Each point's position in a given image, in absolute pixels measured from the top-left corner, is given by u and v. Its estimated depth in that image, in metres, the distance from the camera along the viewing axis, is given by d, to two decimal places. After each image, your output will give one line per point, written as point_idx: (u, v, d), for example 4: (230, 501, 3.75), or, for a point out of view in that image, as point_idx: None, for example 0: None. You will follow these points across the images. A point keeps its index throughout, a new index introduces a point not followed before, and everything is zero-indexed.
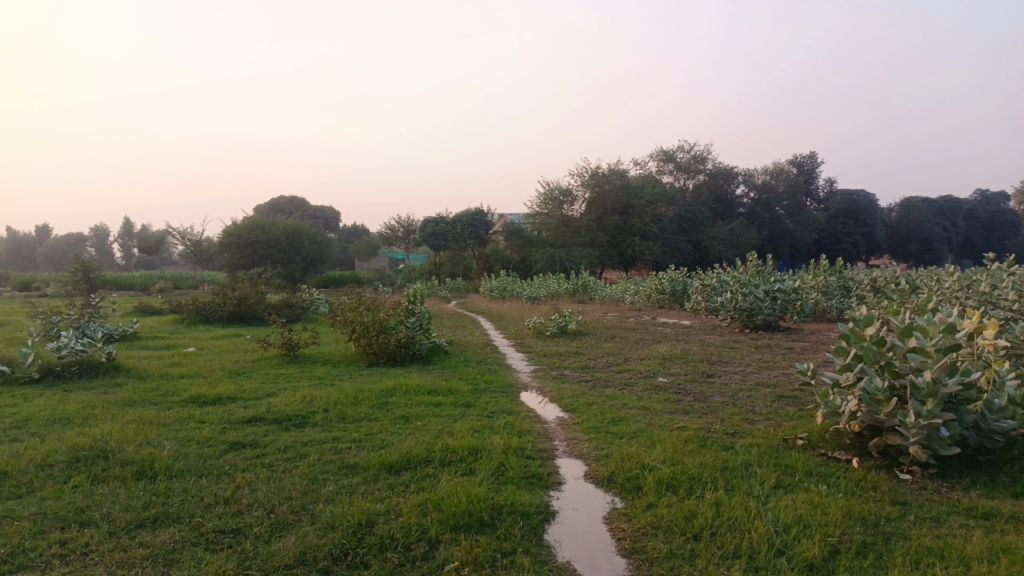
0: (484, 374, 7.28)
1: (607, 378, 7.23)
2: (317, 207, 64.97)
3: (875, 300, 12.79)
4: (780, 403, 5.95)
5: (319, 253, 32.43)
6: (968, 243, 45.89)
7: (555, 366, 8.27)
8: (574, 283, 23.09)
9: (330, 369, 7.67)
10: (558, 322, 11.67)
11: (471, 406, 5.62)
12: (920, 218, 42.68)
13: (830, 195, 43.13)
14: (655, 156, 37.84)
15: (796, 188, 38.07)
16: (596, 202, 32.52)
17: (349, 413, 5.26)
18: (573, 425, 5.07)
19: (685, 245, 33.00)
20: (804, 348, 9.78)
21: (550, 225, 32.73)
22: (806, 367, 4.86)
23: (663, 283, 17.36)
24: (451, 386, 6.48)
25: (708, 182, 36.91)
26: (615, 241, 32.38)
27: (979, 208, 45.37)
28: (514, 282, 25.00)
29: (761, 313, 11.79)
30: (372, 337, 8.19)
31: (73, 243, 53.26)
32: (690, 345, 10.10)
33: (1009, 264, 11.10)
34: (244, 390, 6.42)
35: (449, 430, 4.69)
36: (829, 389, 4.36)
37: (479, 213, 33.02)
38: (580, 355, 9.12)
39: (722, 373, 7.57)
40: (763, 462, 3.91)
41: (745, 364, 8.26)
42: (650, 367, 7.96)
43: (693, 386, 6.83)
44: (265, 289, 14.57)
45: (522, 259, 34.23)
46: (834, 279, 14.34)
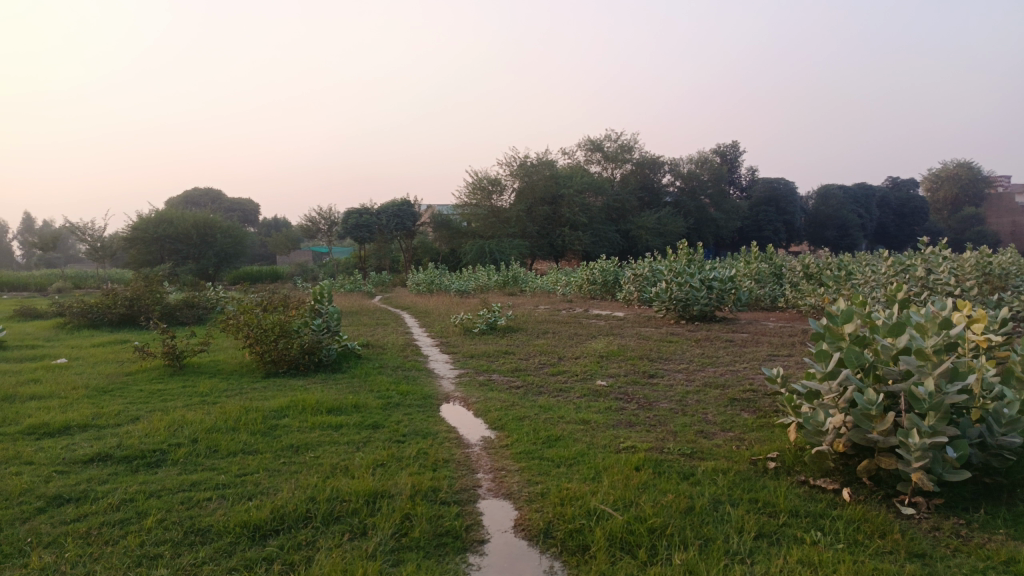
0: (399, 383, 6.33)
1: (539, 383, 6.41)
2: (234, 199, 62.09)
3: (810, 287, 12.48)
4: (733, 409, 5.26)
5: (234, 249, 30.46)
6: (881, 229, 47.44)
7: (481, 369, 7.40)
8: (504, 275, 22.29)
9: (218, 383, 6.58)
10: (486, 318, 10.84)
11: (378, 428, 4.69)
12: (837, 206, 43.88)
13: (752, 183, 43.85)
14: (583, 145, 37.47)
15: (720, 177, 38.38)
16: (525, 192, 31.80)
17: (225, 445, 4.25)
18: (499, 448, 4.22)
19: (614, 235, 32.72)
20: (746, 340, 9.23)
21: (478, 216, 31.85)
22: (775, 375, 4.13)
23: (595, 273, 16.77)
24: (362, 401, 5.51)
25: (635, 171, 36.73)
26: (545, 232, 31.74)
27: (890, 195, 46.96)
28: (441, 275, 24.02)
29: (697, 304, 11.23)
30: (270, 345, 7.12)
31: None
32: (627, 340, 9.42)
33: (944, 248, 10.85)
34: (102, 415, 5.26)
35: (346, 465, 3.76)
36: (806, 403, 3.63)
37: (405, 203, 31.80)
38: (509, 355, 8.28)
39: (664, 372, 6.88)
40: (734, 497, 3.13)
41: (688, 361, 7.59)
42: (587, 367, 7.18)
43: (635, 390, 6.06)
44: (162, 288, 13.17)
45: (451, 251, 33.23)
46: (767, 266, 13.99)
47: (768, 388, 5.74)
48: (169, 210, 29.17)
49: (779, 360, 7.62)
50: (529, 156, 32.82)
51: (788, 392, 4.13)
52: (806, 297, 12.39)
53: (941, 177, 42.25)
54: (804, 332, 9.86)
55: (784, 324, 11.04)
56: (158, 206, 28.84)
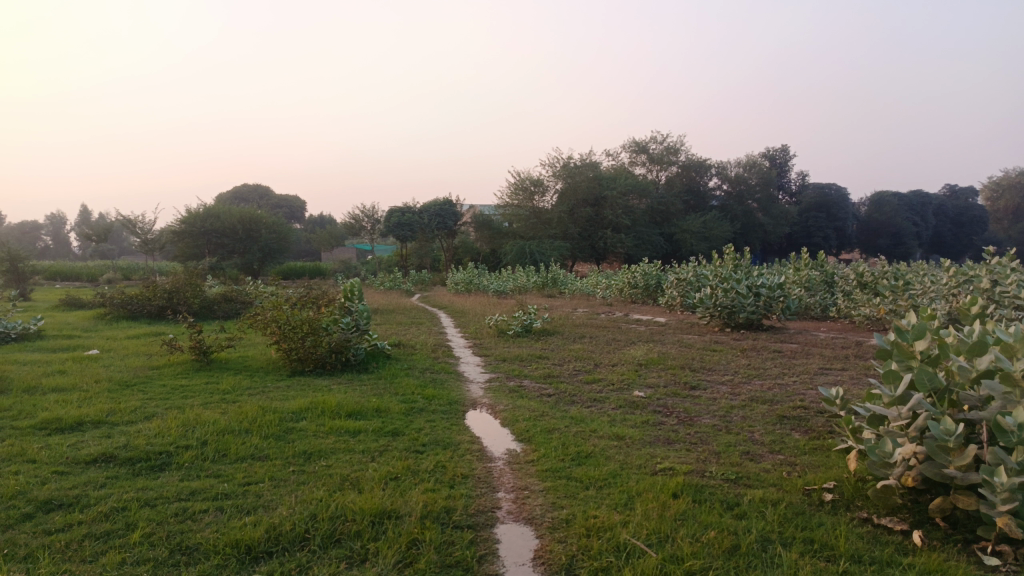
0: (425, 387, 6.05)
1: (573, 391, 6.06)
2: (281, 196, 63.05)
3: (864, 296, 11.83)
4: (782, 428, 4.84)
5: (278, 244, 30.72)
6: (938, 238, 45.66)
7: (513, 375, 7.06)
8: (544, 276, 21.97)
9: (241, 381, 6.40)
10: (523, 321, 10.53)
11: (398, 436, 4.42)
12: (891, 213, 42.35)
13: (802, 188, 42.64)
14: (627, 147, 36.90)
15: (768, 181, 37.37)
16: (568, 193, 31.43)
17: (234, 450, 4.03)
18: (524, 463, 3.90)
19: (657, 238, 32.08)
20: (796, 352, 8.71)
21: (520, 216, 31.52)
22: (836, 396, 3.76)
23: (637, 277, 16.31)
24: (386, 405, 5.25)
25: (681, 174, 36.02)
26: (587, 234, 31.29)
27: (948, 203, 45.17)
28: (480, 275, 23.77)
29: (743, 311, 10.72)
30: (296, 342, 6.91)
31: (22, 236, 50.72)
32: (668, 347, 8.99)
33: (1013, 259, 10.13)
34: (118, 411, 5.10)
35: (358, 478, 3.49)
36: (872, 430, 3.21)
37: (447, 203, 31.69)
38: (543, 360, 7.94)
39: (707, 384, 6.46)
40: (785, 536, 2.75)
41: (733, 372, 7.13)
42: (624, 375, 6.79)
43: (675, 402, 5.67)
44: (201, 282, 13.18)
45: (492, 251, 32.97)
46: (818, 273, 13.36)
47: (821, 407, 5.29)
48: (215, 205, 29.59)
49: (832, 375, 7.11)
50: (572, 157, 32.42)
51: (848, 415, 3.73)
52: (860, 307, 11.74)
53: (1002, 185, 40.38)
54: (858, 344, 9.30)
55: (835, 335, 10.45)
56: (206, 201, 29.27)
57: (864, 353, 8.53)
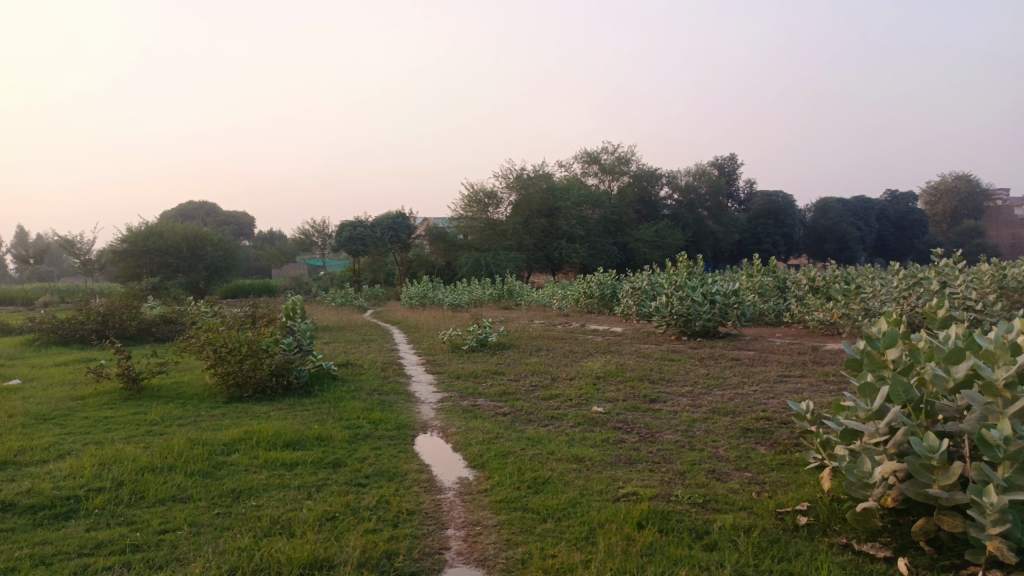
0: (372, 411, 5.68)
1: (529, 409, 5.77)
2: (228, 212, 61.44)
3: (816, 301, 11.85)
4: (747, 441, 4.65)
5: (225, 262, 29.69)
6: (881, 242, 46.99)
7: (466, 393, 6.74)
8: (500, 288, 21.77)
9: (173, 411, 5.93)
10: (477, 335, 10.22)
11: (340, 467, 4.06)
12: (836, 218, 43.38)
13: (750, 196, 43.44)
14: (579, 158, 37.02)
15: (717, 190, 37.91)
16: (521, 205, 31.36)
17: (154, 492, 3.62)
18: (476, 494, 3.59)
19: (611, 247, 32.16)
20: (754, 359, 8.60)
21: (474, 228, 31.23)
22: (808, 410, 3.61)
23: (592, 287, 16.18)
24: (329, 431, 4.89)
25: (632, 184, 36.29)
26: (541, 245, 31.21)
27: (889, 208, 46.57)
28: (435, 289, 23.36)
29: (699, 319, 10.61)
30: (233, 365, 6.47)
31: None
32: (625, 358, 8.78)
33: (959, 260, 10.26)
34: (28, 450, 4.61)
35: (291, 520, 3.14)
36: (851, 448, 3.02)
37: (400, 216, 31.22)
38: (498, 376, 7.64)
39: (667, 396, 6.26)
40: (761, 569, 2.51)
41: (692, 382, 6.94)
42: (581, 390, 6.53)
43: (635, 417, 5.43)
44: (139, 303, 12.52)
45: (447, 264, 32.55)
46: (770, 279, 13.39)
47: (784, 418, 5.12)
48: (157, 223, 28.54)
49: (791, 382, 6.97)
50: (524, 168, 32.34)
51: (821, 430, 3.55)
52: (813, 312, 11.74)
53: (940, 190, 41.75)
54: (814, 350, 9.24)
55: (791, 341, 10.41)
56: (148, 219, 28.18)
57: (822, 359, 8.45)
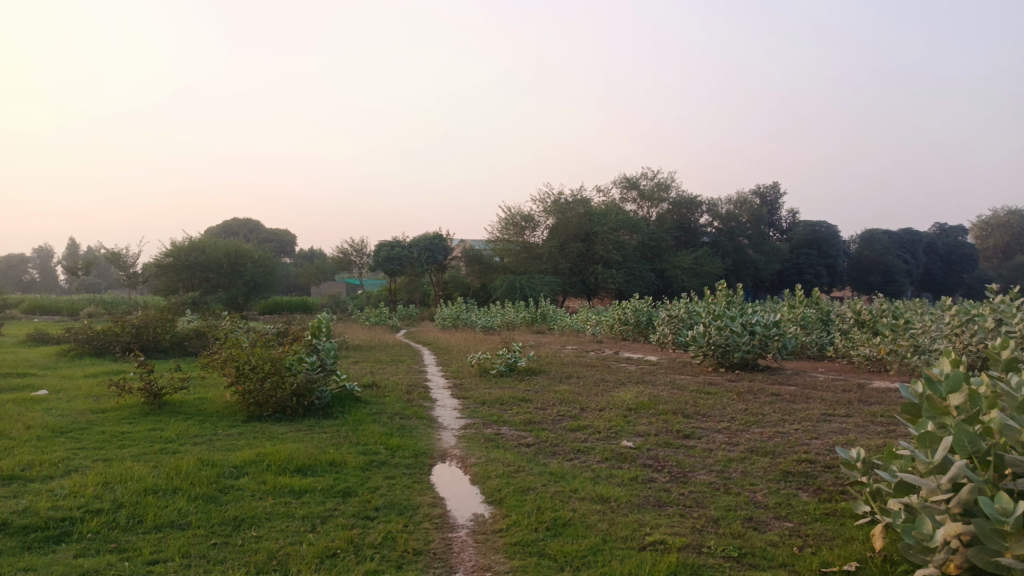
0: (391, 436, 5.47)
1: (554, 440, 5.49)
2: (271, 230, 62.58)
3: (862, 335, 11.35)
4: (787, 486, 4.31)
5: (264, 278, 29.98)
6: (928, 276, 45.57)
7: (491, 420, 6.49)
8: (533, 312, 21.50)
9: (190, 428, 5.80)
10: (507, 359, 9.98)
11: (350, 498, 3.84)
12: (881, 250, 42.24)
13: (792, 226, 42.60)
14: (618, 183, 36.74)
15: (759, 219, 37.24)
16: (559, 229, 31.17)
17: (153, 516, 3.45)
18: (490, 534, 3.33)
19: (648, 274, 31.70)
20: (795, 395, 8.18)
21: (511, 251, 31.11)
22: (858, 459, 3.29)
23: (627, 313, 15.83)
24: (344, 457, 4.69)
25: (672, 211, 35.87)
26: (578, 269, 30.93)
27: (937, 241, 45.23)
28: (468, 310, 23.20)
29: (737, 350, 10.21)
30: (254, 383, 6.34)
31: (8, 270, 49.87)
32: (659, 389, 8.44)
33: (1017, 297, 9.71)
34: (37, 464, 4.49)
35: (289, 557, 2.92)
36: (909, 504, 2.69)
37: (437, 237, 31.26)
38: (526, 403, 7.37)
39: (702, 431, 5.93)
40: None
41: (729, 418, 6.58)
42: (611, 422, 6.23)
43: (667, 454, 5.12)
44: (173, 316, 12.57)
45: (482, 286, 32.44)
46: (813, 311, 12.90)
47: (829, 462, 4.76)
48: (200, 238, 29.05)
49: (836, 422, 6.56)
50: (562, 192, 32.19)
51: (873, 482, 3.23)
52: (858, 347, 11.23)
53: (991, 224, 40.40)
54: (860, 387, 8.78)
55: (835, 376, 9.93)
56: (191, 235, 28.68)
57: (868, 397, 8.00)
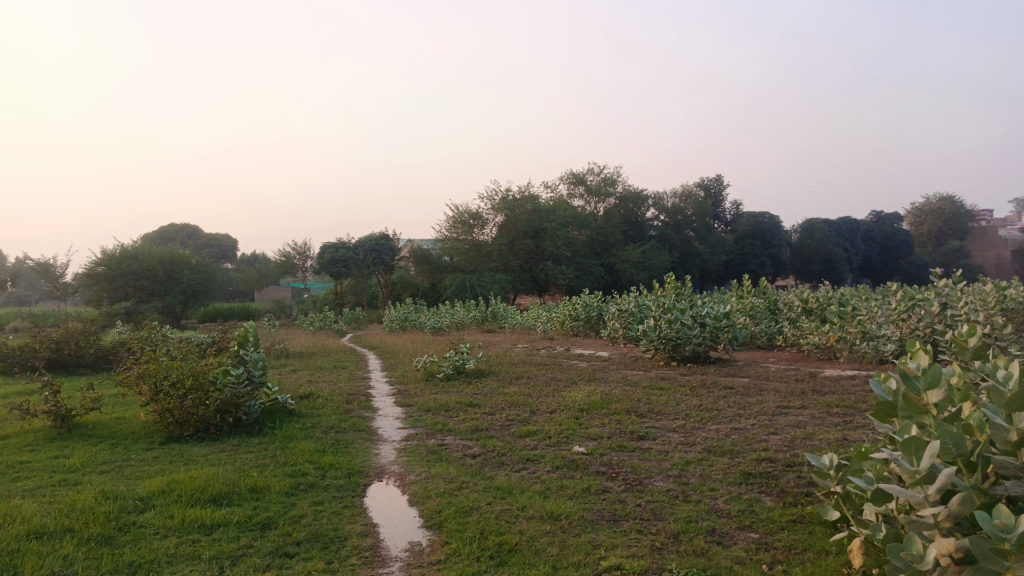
0: (324, 454, 5.01)
1: (502, 449, 5.12)
2: (211, 235, 60.65)
3: (811, 323, 11.30)
4: (750, 490, 4.03)
5: (202, 285, 28.66)
6: (867, 263, 46.82)
7: (435, 430, 6.08)
8: (483, 310, 21.12)
9: (100, 454, 5.24)
10: (454, 361, 9.58)
11: (270, 532, 3.39)
12: (822, 239, 43.18)
13: (737, 217, 43.21)
14: (565, 179, 36.59)
15: (704, 211, 37.58)
16: (507, 226, 30.84)
17: (30, 568, 2.95)
18: (425, 568, 2.94)
19: (597, 269, 31.64)
20: (748, 387, 8.00)
21: (460, 250, 30.64)
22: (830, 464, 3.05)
23: (578, 309, 15.60)
24: (267, 481, 4.23)
25: (619, 205, 35.93)
26: (527, 266, 30.65)
27: (874, 229, 46.55)
28: (417, 312, 22.64)
29: (689, 344, 10.02)
30: (174, 401, 5.80)
31: None
32: (611, 387, 8.15)
33: (960, 281, 9.75)
34: None
35: None
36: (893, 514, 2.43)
37: (383, 238, 30.56)
38: (473, 409, 6.98)
39: (657, 432, 5.65)
40: None
41: (683, 416, 6.31)
42: (562, 425, 5.89)
43: (621, 459, 4.81)
44: (97, 329, 11.75)
45: (432, 285, 31.87)
46: (761, 301, 12.84)
47: (790, 463, 4.51)
48: (134, 245, 27.74)
49: (792, 415, 6.36)
50: (510, 189, 31.84)
51: (849, 488, 2.97)
52: (807, 335, 11.17)
53: (924, 211, 41.71)
54: (812, 377, 8.67)
55: (787, 366, 9.82)
56: (123, 242, 27.36)
57: (821, 387, 7.86)
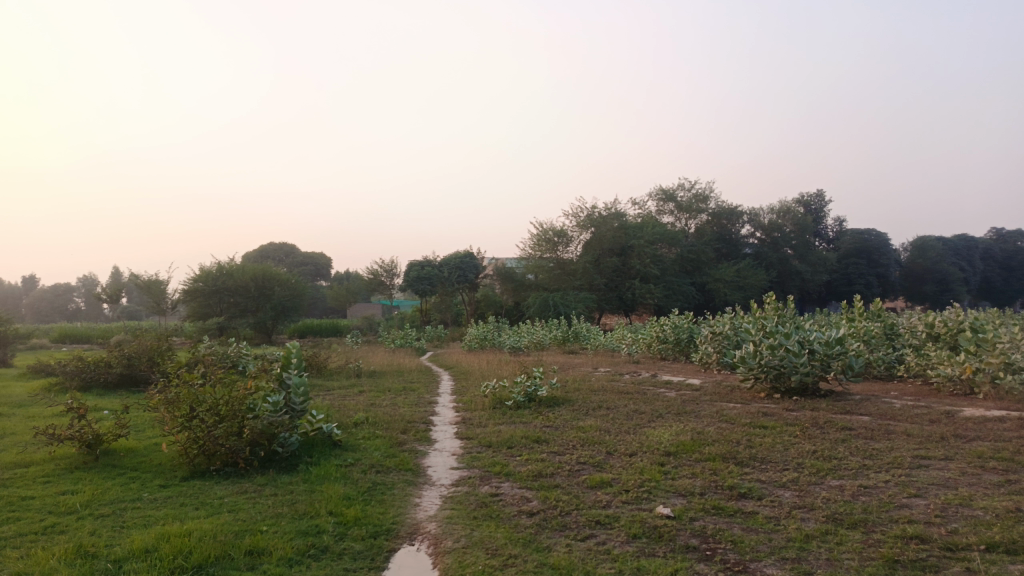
0: (352, 502, 4.19)
1: (568, 506, 4.15)
2: (306, 254, 62.44)
3: (939, 351, 9.72)
4: None
5: (292, 301, 28.94)
6: (986, 284, 42.63)
7: (492, 472, 5.16)
8: (566, 330, 20.06)
9: (112, 491, 4.62)
10: (525, 388, 8.69)
11: None
12: (936, 258, 39.63)
13: (840, 234, 40.43)
14: (655, 195, 35.10)
15: (805, 228, 35.22)
16: (593, 243, 29.76)
17: None
18: None
19: (688, 288, 30.06)
20: (872, 429, 6.67)
21: (544, 268, 29.81)
22: None
23: (666, 331, 14.39)
24: (271, 542, 3.44)
25: (711, 222, 34.25)
26: (613, 284, 29.50)
27: (995, 247, 42.42)
28: (498, 331, 21.87)
29: (794, 373, 8.71)
30: (203, 430, 5.15)
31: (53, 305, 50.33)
32: (704, 424, 7.02)
33: None
34: None
35: None
36: None
37: (468, 256, 30.25)
38: (540, 446, 6.04)
39: (764, 489, 4.53)
40: None
41: (793, 466, 5.14)
42: (642, 475, 4.85)
43: (719, 528, 3.76)
44: (169, 346, 11.50)
45: (516, 304, 31.07)
46: (876, 325, 11.27)
47: (953, 550, 3.34)
48: (229, 262, 28.37)
49: (936, 470, 5.07)
50: (596, 206, 30.82)
51: None
52: (937, 366, 9.59)
53: None
54: (950, 417, 7.22)
55: (916, 403, 8.34)
56: (219, 259, 28.05)
57: (965, 432, 6.46)
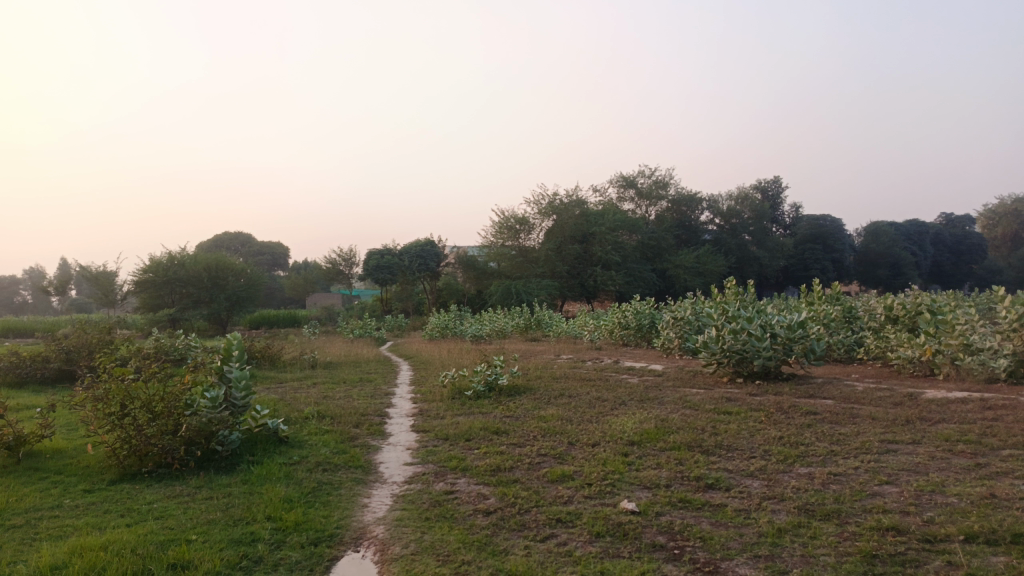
0: (294, 505, 3.86)
1: (527, 502, 3.89)
2: (263, 243, 61.01)
3: (899, 334, 9.72)
4: None
5: (247, 292, 28.07)
6: (936, 268, 43.71)
7: (448, 467, 4.87)
8: (528, 318, 19.84)
9: (28, 497, 4.20)
10: (485, 377, 8.41)
11: None
12: (889, 243, 40.43)
13: (796, 220, 40.99)
14: (616, 182, 35.01)
15: (763, 214, 35.55)
16: (554, 230, 29.56)
17: None
18: None
19: (649, 274, 30.11)
20: (837, 413, 6.56)
21: (506, 256, 29.66)
22: None
23: (627, 317, 14.25)
24: (198, 554, 3.10)
25: (671, 209, 34.34)
26: (575, 271, 29.39)
27: (945, 232, 43.45)
28: (459, 319, 21.54)
29: (757, 357, 8.59)
30: (133, 429, 4.74)
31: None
32: (667, 411, 6.83)
33: None
34: None
35: None
36: None
37: (429, 243, 29.79)
38: (499, 438, 5.76)
39: (733, 478, 4.33)
40: None
41: (761, 453, 4.96)
42: (606, 467, 4.60)
43: (688, 522, 3.53)
44: (111, 338, 10.89)
45: (478, 292, 30.72)
46: (836, 308, 11.25)
47: (932, 542, 3.16)
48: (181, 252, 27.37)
49: (905, 455, 4.94)
50: (557, 193, 30.61)
51: None
52: (896, 348, 9.58)
53: None
54: (912, 399, 7.17)
55: (877, 385, 8.30)
56: (170, 248, 27.04)
57: (929, 415, 6.38)
